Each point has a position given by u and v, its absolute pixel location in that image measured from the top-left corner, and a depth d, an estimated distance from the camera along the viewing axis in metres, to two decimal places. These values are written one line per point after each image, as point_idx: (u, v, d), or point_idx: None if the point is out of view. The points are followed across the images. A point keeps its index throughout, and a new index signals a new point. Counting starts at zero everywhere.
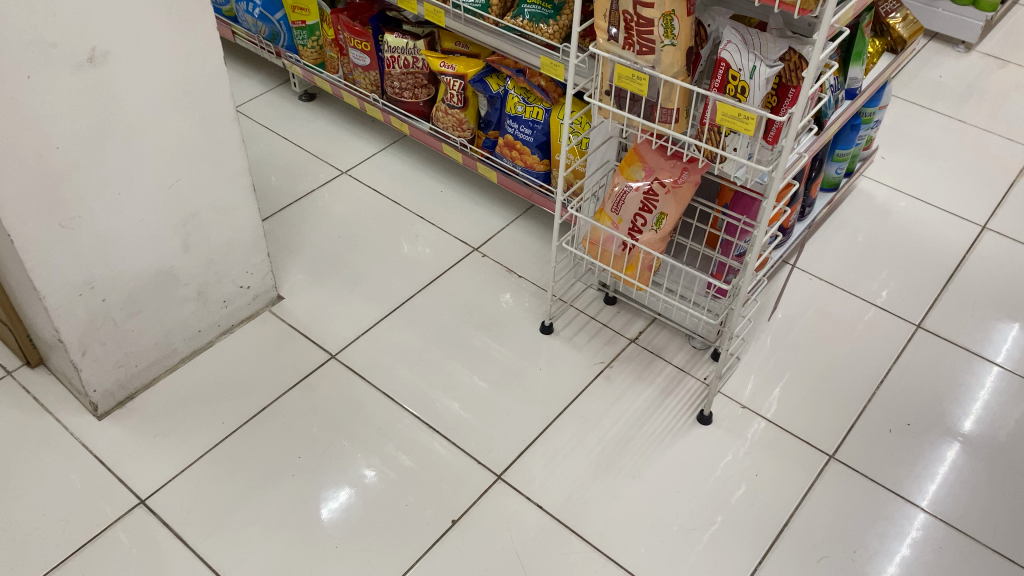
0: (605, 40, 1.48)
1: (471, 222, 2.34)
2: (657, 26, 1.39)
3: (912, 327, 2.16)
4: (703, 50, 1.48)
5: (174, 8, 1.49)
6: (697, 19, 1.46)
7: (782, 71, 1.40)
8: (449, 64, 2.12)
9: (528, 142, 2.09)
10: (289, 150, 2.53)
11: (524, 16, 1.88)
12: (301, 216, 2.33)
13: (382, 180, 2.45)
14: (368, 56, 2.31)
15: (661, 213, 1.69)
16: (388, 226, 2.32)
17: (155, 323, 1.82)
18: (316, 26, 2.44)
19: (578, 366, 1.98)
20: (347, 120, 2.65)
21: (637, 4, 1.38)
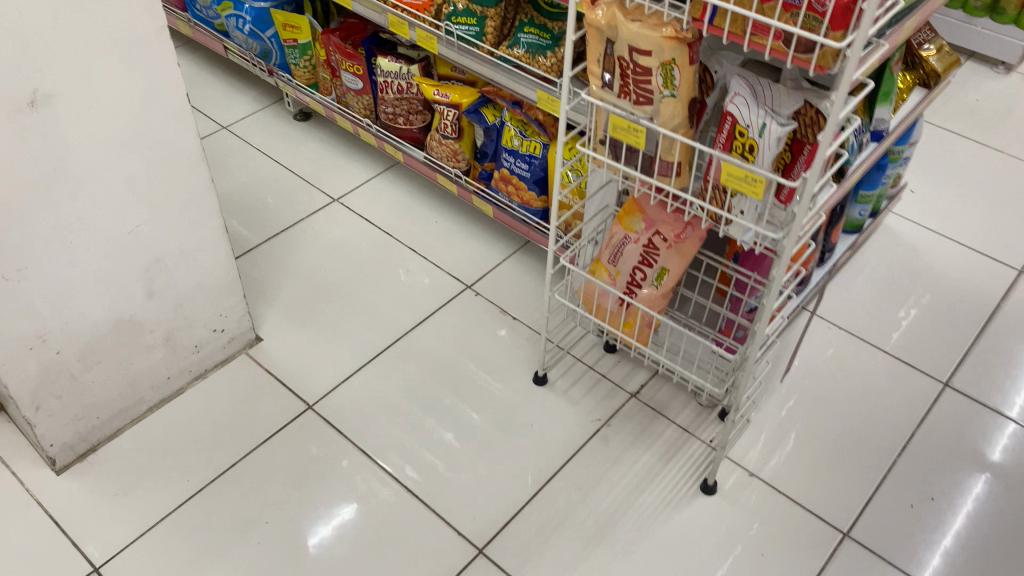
0: (598, 88, 1.33)
1: (466, 257, 2.19)
2: (656, 76, 1.24)
3: (939, 386, 1.98)
4: (708, 98, 1.32)
5: (127, 45, 1.37)
6: (702, 64, 1.31)
7: (796, 128, 1.24)
8: (444, 92, 2.00)
9: (525, 177, 1.94)
10: (280, 175, 2.41)
11: (521, 46, 1.75)
12: (286, 247, 2.21)
13: (375, 209, 2.32)
14: (360, 80, 2.19)
15: (662, 268, 1.55)
16: (379, 259, 2.18)
17: (118, 373, 1.70)
18: (309, 45, 2.31)
19: (572, 423, 1.82)
20: (343, 143, 2.53)
21: (633, 51, 1.23)
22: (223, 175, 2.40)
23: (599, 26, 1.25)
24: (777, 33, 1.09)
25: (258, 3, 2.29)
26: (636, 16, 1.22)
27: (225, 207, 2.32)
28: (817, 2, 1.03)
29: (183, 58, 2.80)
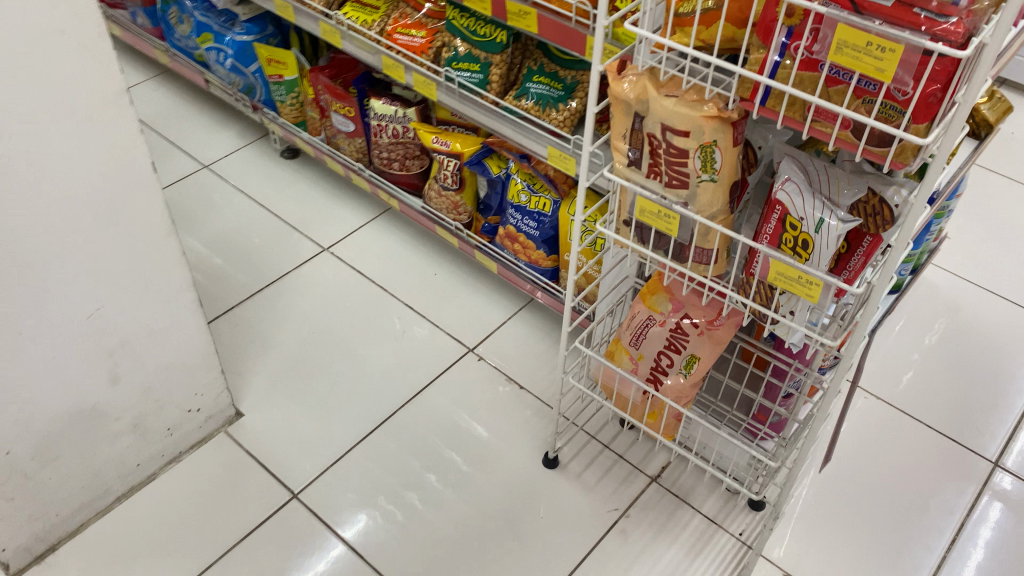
0: (623, 166, 1.15)
1: (467, 314, 2.01)
2: (693, 158, 1.06)
3: (987, 465, 1.80)
4: (751, 177, 1.14)
5: (81, 113, 1.18)
6: (747, 139, 1.13)
7: (859, 218, 1.07)
8: (443, 140, 1.81)
9: (533, 236, 1.76)
10: (265, 221, 2.23)
11: (530, 98, 1.57)
12: (271, 305, 2.02)
13: (369, 260, 2.14)
14: (352, 122, 2.01)
15: (692, 355, 1.36)
16: (372, 318, 2.00)
17: (81, 466, 1.52)
18: (296, 81, 2.11)
19: (587, 514, 1.63)
20: (334, 184, 2.35)
21: (667, 131, 1.06)
22: (204, 221, 2.22)
23: (626, 100, 1.07)
24: (845, 121, 0.91)
25: (240, 36, 2.11)
26: (672, 91, 1.04)
27: (204, 257, 2.13)
28: (898, 89, 0.86)
29: (162, 90, 2.62)
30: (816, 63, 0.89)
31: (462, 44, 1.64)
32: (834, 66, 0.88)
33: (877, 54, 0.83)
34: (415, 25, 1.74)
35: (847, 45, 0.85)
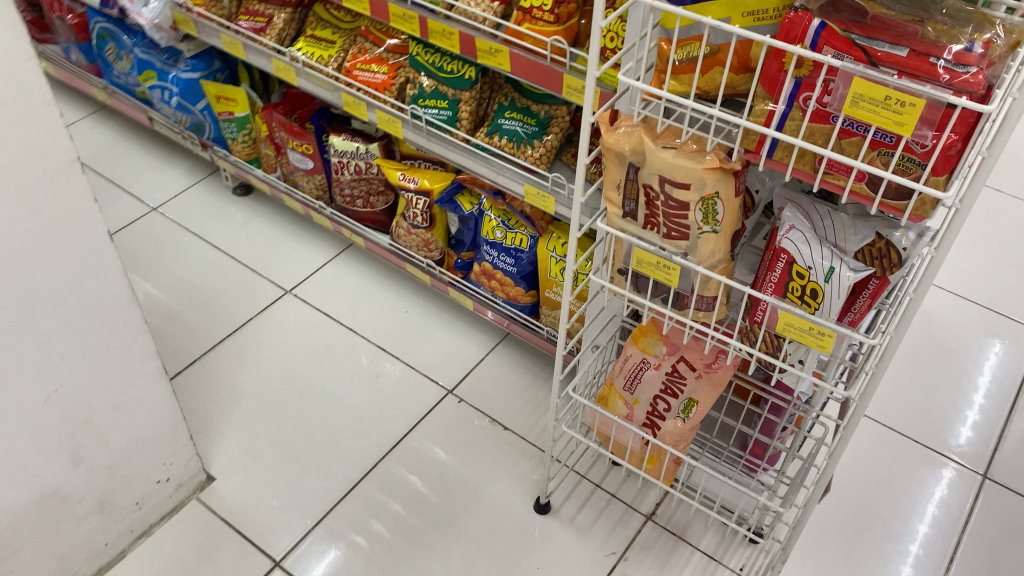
0: (618, 217, 1.10)
1: (443, 353, 1.93)
2: (694, 210, 1.01)
3: (978, 477, 1.75)
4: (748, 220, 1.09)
5: (30, 188, 1.08)
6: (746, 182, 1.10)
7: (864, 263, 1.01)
8: (411, 177, 1.75)
9: (510, 273, 1.70)
10: (223, 264, 2.12)
11: (504, 135, 1.52)
12: (235, 355, 1.92)
13: (335, 300, 2.05)
14: (311, 160, 1.92)
15: (690, 398, 1.31)
16: (343, 363, 1.91)
17: (45, 553, 1.42)
18: (247, 118, 2.01)
19: (584, 561, 1.58)
20: (293, 221, 2.25)
21: (666, 182, 1.00)
22: (157, 268, 2.11)
23: (620, 151, 1.02)
24: (860, 173, 0.87)
25: (186, 73, 2.01)
26: (669, 142, 0.99)
27: (160, 307, 2.02)
28: (916, 142, 0.82)
29: (102, 127, 2.49)
30: (828, 115, 0.85)
31: (428, 81, 1.57)
32: (848, 119, 0.84)
33: (896, 109, 0.79)
34: (375, 60, 1.67)
35: (864, 98, 0.80)
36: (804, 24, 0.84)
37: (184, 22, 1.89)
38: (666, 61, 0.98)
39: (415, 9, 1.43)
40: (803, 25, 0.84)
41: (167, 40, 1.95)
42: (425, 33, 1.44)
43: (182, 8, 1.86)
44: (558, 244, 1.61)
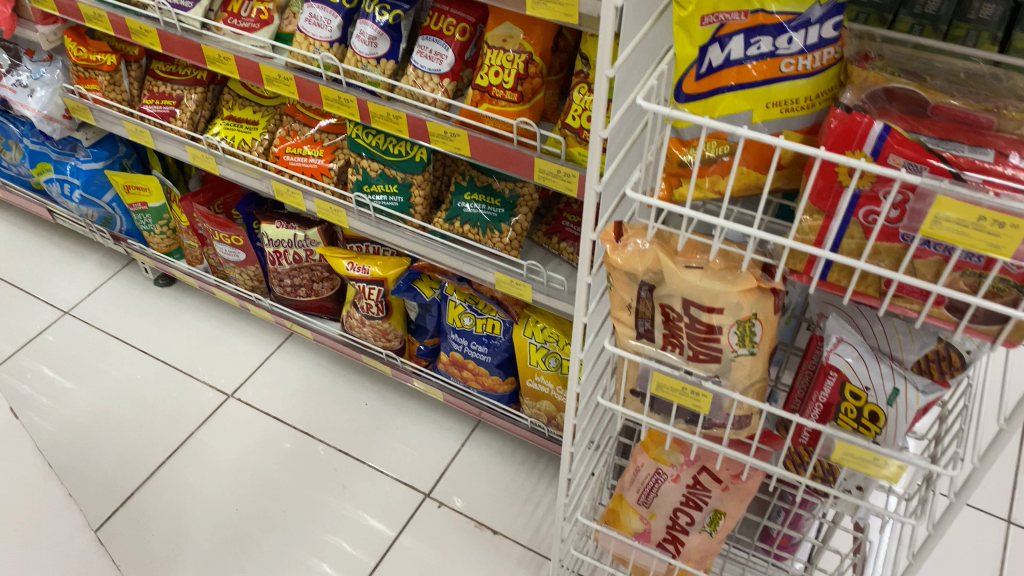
0: (631, 339, 0.93)
1: (413, 448, 1.73)
2: (729, 334, 0.85)
3: (1003, 524, 1.61)
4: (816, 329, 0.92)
5: None
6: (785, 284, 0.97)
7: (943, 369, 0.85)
8: (362, 265, 1.54)
9: (484, 362, 1.51)
10: (153, 371, 1.89)
11: (466, 220, 1.34)
12: (177, 478, 1.69)
13: (284, 399, 1.83)
14: (242, 251, 1.70)
15: (716, 511, 1.15)
16: (304, 472, 1.69)
17: None
18: (163, 208, 1.79)
19: None
20: (227, 311, 2.03)
21: (691, 306, 0.84)
22: (77, 385, 1.86)
23: (633, 273, 0.85)
24: (939, 297, 0.72)
25: (87, 163, 1.77)
26: (691, 260, 0.83)
27: (85, 432, 1.77)
28: (1014, 263, 0.67)
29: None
30: (897, 233, 0.70)
31: (373, 164, 1.38)
32: (926, 238, 0.69)
33: (993, 231, 0.63)
34: (308, 142, 1.47)
35: (950, 219, 0.65)
36: (866, 126, 0.68)
37: (79, 110, 1.65)
38: (674, 164, 0.83)
39: (351, 91, 1.23)
40: (863, 126, 0.68)
41: (60, 131, 1.71)
42: (366, 116, 1.24)
43: (75, 94, 1.63)
44: (536, 329, 1.43)
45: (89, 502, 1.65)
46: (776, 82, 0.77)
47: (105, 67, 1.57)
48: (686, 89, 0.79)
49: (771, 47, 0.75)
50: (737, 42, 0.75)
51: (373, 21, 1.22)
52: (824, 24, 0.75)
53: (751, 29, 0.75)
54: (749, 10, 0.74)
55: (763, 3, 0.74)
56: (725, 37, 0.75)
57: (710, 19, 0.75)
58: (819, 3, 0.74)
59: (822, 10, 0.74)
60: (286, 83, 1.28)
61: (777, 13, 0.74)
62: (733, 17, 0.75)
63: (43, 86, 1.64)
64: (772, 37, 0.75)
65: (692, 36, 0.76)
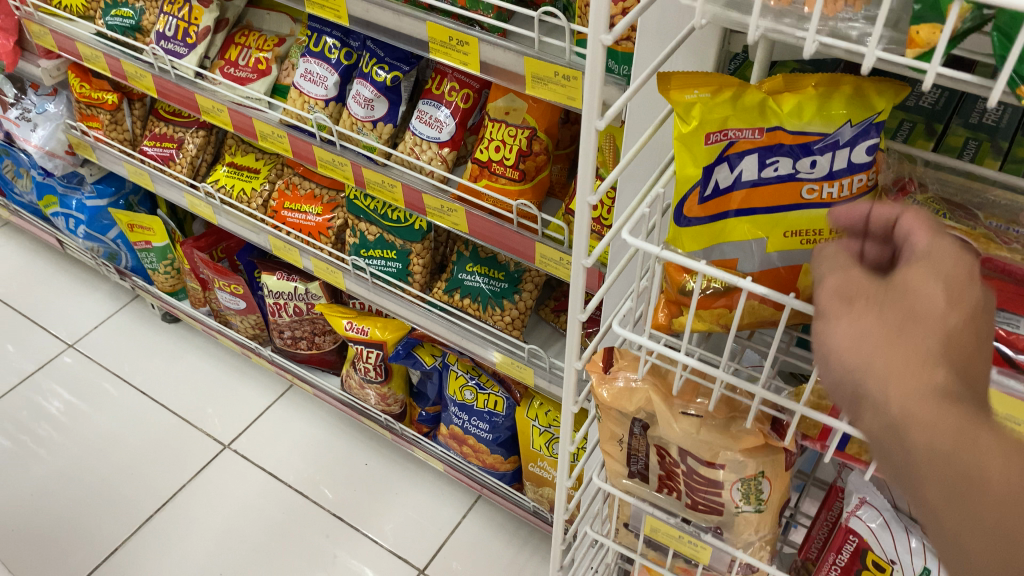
0: (620, 477, 0.81)
1: (412, 518, 1.63)
2: (731, 490, 0.72)
3: None
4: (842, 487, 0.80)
5: None
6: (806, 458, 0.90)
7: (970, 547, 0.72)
8: (360, 326, 1.44)
9: (485, 439, 1.39)
10: (151, 417, 1.82)
11: (468, 293, 1.24)
12: (164, 535, 1.61)
13: (281, 454, 1.75)
14: (243, 300, 1.62)
15: None
16: (294, 537, 1.60)
17: None
18: (167, 248, 1.70)
19: None
20: (233, 354, 1.97)
21: (688, 456, 0.72)
22: (74, 428, 1.81)
23: (623, 412, 0.73)
24: None
25: (91, 200, 1.71)
26: (689, 404, 0.71)
27: (78, 479, 1.72)
28: None
29: (17, 257, 2.22)
30: None
31: (371, 228, 1.29)
32: None
33: None
34: (307, 198, 1.38)
35: None
36: None
37: (81, 146, 1.59)
38: (672, 292, 0.71)
39: (346, 155, 1.13)
40: None
41: (63, 167, 1.65)
42: (361, 184, 1.13)
43: (77, 131, 1.56)
44: (542, 412, 1.32)
45: (73, 556, 1.59)
46: (794, 209, 0.65)
47: (106, 105, 1.50)
48: (691, 214, 0.65)
49: (790, 168, 0.63)
50: (750, 161, 0.64)
51: (370, 82, 1.12)
52: (855, 146, 0.62)
53: (767, 147, 0.63)
54: (765, 127, 0.62)
55: (781, 120, 0.62)
56: (736, 158, 0.63)
57: (718, 137, 0.62)
58: (849, 122, 0.62)
59: (853, 130, 0.62)
60: (278, 140, 1.19)
61: (798, 131, 0.62)
62: (746, 135, 0.62)
63: (46, 121, 1.59)
64: (793, 157, 0.63)
65: (695, 155, 0.62)
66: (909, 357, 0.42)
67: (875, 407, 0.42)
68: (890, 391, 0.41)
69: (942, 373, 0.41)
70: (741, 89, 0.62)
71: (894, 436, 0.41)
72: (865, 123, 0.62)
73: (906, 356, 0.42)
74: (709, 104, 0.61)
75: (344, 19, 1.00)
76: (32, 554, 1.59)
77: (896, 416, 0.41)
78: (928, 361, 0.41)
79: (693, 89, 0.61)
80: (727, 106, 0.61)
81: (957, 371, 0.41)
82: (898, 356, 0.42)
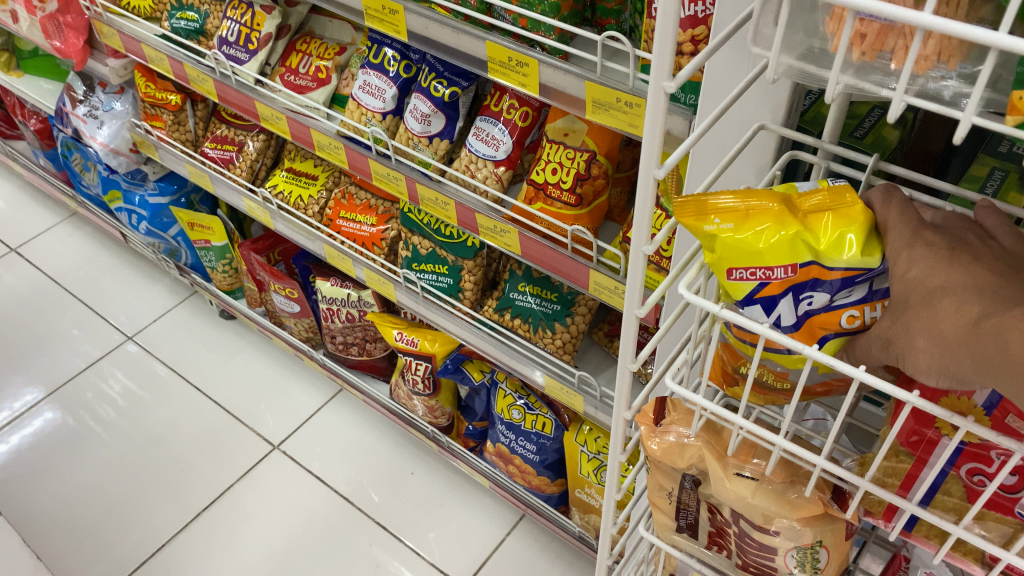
0: (668, 530, 0.76)
1: (456, 532, 1.61)
2: (786, 558, 0.67)
3: None
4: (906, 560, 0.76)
5: None
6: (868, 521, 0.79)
7: None
8: (410, 337, 1.42)
9: (531, 460, 1.36)
10: (204, 411, 1.84)
11: (519, 314, 1.21)
12: (212, 531, 1.62)
13: (329, 458, 1.74)
14: (297, 303, 1.61)
15: None
16: (340, 541, 1.60)
17: None
18: (226, 247, 1.71)
19: None
20: (287, 354, 1.98)
21: (741, 518, 0.68)
22: (131, 417, 1.84)
23: (673, 466, 0.69)
24: None
25: (153, 196, 1.73)
26: (744, 465, 0.67)
27: (132, 467, 1.74)
28: None
29: (84, 245, 2.28)
30: (1013, 506, 0.53)
31: (424, 243, 1.27)
32: None
33: None
34: (362, 208, 1.36)
35: None
36: None
37: (145, 145, 1.61)
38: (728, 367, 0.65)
39: (402, 170, 1.11)
40: None
41: (126, 163, 1.68)
42: (415, 200, 1.11)
43: (141, 130, 1.58)
44: (591, 438, 1.28)
45: (123, 545, 1.61)
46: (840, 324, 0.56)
47: (170, 106, 1.51)
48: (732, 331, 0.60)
49: (829, 302, 0.54)
50: (784, 300, 0.54)
51: (428, 97, 1.10)
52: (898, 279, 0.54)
53: (801, 284, 0.53)
54: (798, 263, 0.53)
55: (816, 254, 0.53)
56: (768, 298, 0.54)
57: (743, 274, 0.53)
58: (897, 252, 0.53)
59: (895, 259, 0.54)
60: (335, 152, 1.17)
61: (837, 266, 0.53)
62: (777, 274, 0.53)
63: (113, 119, 1.62)
64: (831, 292, 0.53)
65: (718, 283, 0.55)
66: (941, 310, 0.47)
67: (938, 365, 0.47)
68: (948, 358, 0.47)
69: (976, 306, 0.46)
70: (769, 218, 0.52)
71: (965, 367, 0.46)
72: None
73: (936, 313, 0.47)
74: (733, 238, 0.52)
75: (403, 35, 0.98)
76: (81, 543, 1.61)
77: (970, 360, 0.46)
78: (960, 301, 0.47)
79: (714, 218, 0.52)
80: (757, 240, 0.52)
81: (989, 297, 0.46)
82: (930, 331, 0.48)
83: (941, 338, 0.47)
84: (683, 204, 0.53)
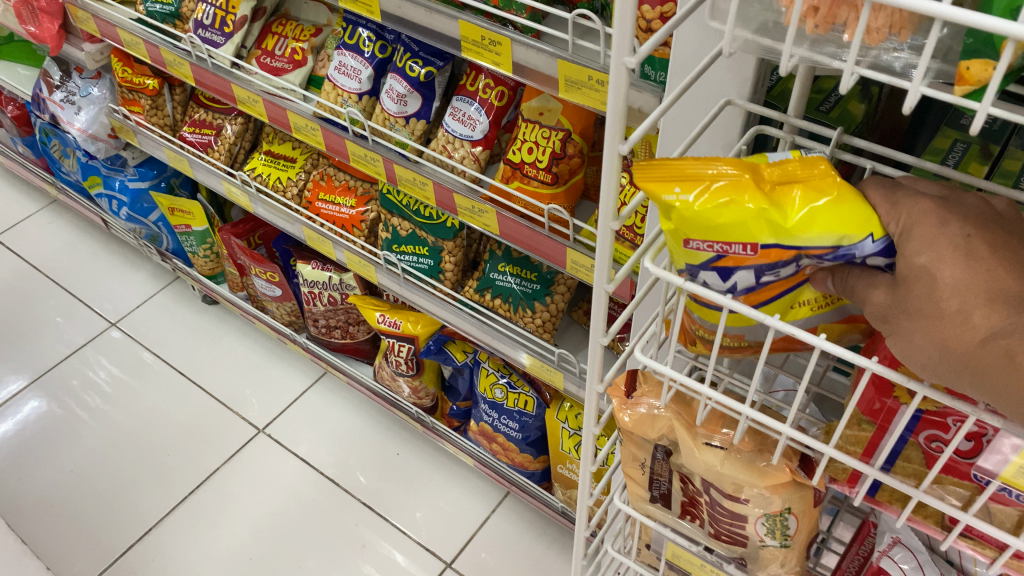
0: (643, 501, 0.78)
1: (442, 511, 1.62)
2: (756, 525, 0.69)
3: None
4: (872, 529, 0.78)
5: None
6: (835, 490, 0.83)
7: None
8: (393, 319, 1.42)
9: (514, 437, 1.38)
10: (189, 397, 1.84)
11: (499, 294, 1.21)
12: (199, 515, 1.63)
13: (314, 441, 1.75)
14: (278, 287, 1.62)
15: None
16: (327, 522, 1.61)
17: None
18: (207, 232, 1.71)
19: None
20: (271, 338, 1.98)
21: (712, 488, 0.69)
22: (116, 404, 1.84)
23: (646, 438, 0.70)
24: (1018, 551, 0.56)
25: (133, 182, 1.72)
26: (713, 434, 0.68)
27: (118, 453, 1.74)
28: None
29: (66, 232, 2.27)
30: (970, 471, 0.54)
31: (403, 223, 1.27)
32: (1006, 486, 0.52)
33: None
34: (341, 190, 1.37)
35: None
36: None
37: (123, 130, 1.60)
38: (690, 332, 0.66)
39: (379, 151, 1.11)
40: None
41: (105, 149, 1.67)
42: (392, 180, 1.11)
43: (119, 115, 1.58)
44: (571, 415, 1.30)
45: (111, 530, 1.62)
46: (795, 290, 0.57)
47: (148, 90, 1.51)
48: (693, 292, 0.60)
49: (790, 271, 0.55)
50: (742, 272, 0.55)
51: (404, 77, 1.10)
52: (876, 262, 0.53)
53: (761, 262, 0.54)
54: (758, 244, 0.53)
55: (776, 236, 0.52)
56: (723, 269, 0.54)
57: (700, 245, 0.53)
58: (870, 236, 0.52)
59: (876, 245, 0.52)
60: (312, 134, 1.17)
61: (798, 246, 0.53)
62: (735, 249, 0.53)
63: (90, 105, 1.61)
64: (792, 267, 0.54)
65: (676, 250, 0.55)
66: (946, 311, 0.47)
67: (927, 360, 0.48)
68: (944, 358, 0.47)
69: (987, 321, 0.45)
70: (730, 191, 0.52)
71: (963, 378, 0.47)
72: (888, 238, 0.52)
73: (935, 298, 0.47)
74: (692, 211, 0.52)
75: (377, 15, 0.98)
76: (69, 529, 1.62)
77: (960, 364, 0.47)
78: (968, 306, 0.46)
79: (674, 188, 0.52)
80: (717, 214, 0.52)
81: (964, 273, 0.47)
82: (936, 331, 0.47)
83: (948, 349, 0.47)
84: (645, 173, 0.53)
